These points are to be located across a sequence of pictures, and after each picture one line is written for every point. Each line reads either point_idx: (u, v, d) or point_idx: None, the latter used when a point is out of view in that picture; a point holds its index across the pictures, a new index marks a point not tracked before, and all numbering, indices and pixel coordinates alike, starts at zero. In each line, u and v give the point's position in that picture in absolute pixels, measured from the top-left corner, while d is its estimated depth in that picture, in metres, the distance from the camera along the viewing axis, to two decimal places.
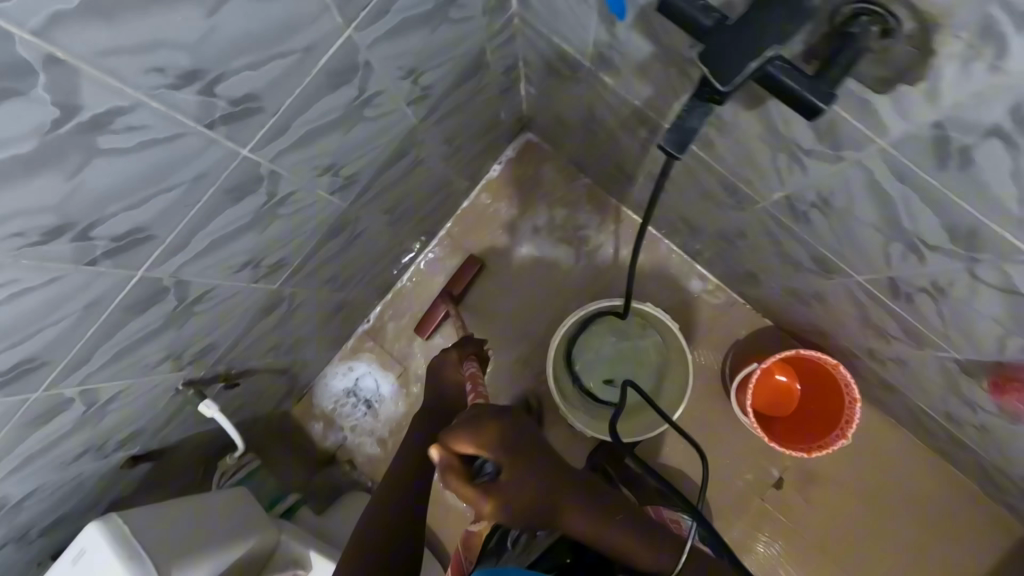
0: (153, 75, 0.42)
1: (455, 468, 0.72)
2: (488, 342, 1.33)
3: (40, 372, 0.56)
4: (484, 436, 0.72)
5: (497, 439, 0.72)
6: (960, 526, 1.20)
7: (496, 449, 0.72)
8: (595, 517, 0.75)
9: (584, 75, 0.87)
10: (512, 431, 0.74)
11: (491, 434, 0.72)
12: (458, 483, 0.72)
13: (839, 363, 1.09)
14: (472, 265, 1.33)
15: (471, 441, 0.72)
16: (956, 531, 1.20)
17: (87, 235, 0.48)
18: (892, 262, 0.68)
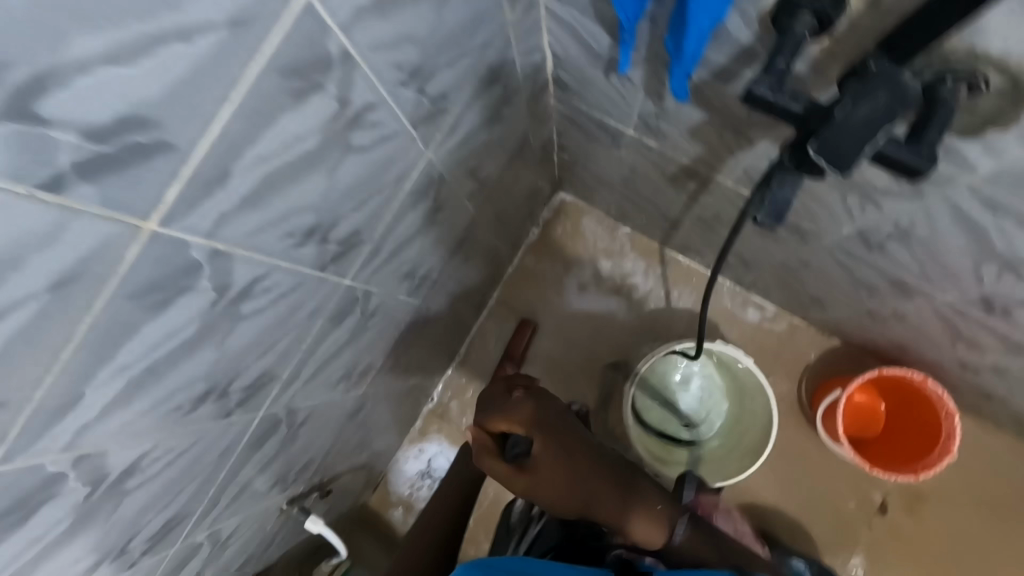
0: (286, 239, 0.45)
1: (489, 447, 0.75)
2: None
3: (181, 525, 0.57)
4: (513, 413, 0.74)
5: (527, 415, 0.74)
6: None
7: (525, 424, 0.73)
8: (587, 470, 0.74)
9: (625, 142, 0.90)
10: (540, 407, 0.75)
11: (520, 411, 0.74)
12: (491, 463, 0.75)
13: (926, 376, 1.06)
14: (526, 329, 1.33)
15: (502, 420, 0.74)
16: None
17: (226, 392, 0.50)
18: (984, 281, 0.68)
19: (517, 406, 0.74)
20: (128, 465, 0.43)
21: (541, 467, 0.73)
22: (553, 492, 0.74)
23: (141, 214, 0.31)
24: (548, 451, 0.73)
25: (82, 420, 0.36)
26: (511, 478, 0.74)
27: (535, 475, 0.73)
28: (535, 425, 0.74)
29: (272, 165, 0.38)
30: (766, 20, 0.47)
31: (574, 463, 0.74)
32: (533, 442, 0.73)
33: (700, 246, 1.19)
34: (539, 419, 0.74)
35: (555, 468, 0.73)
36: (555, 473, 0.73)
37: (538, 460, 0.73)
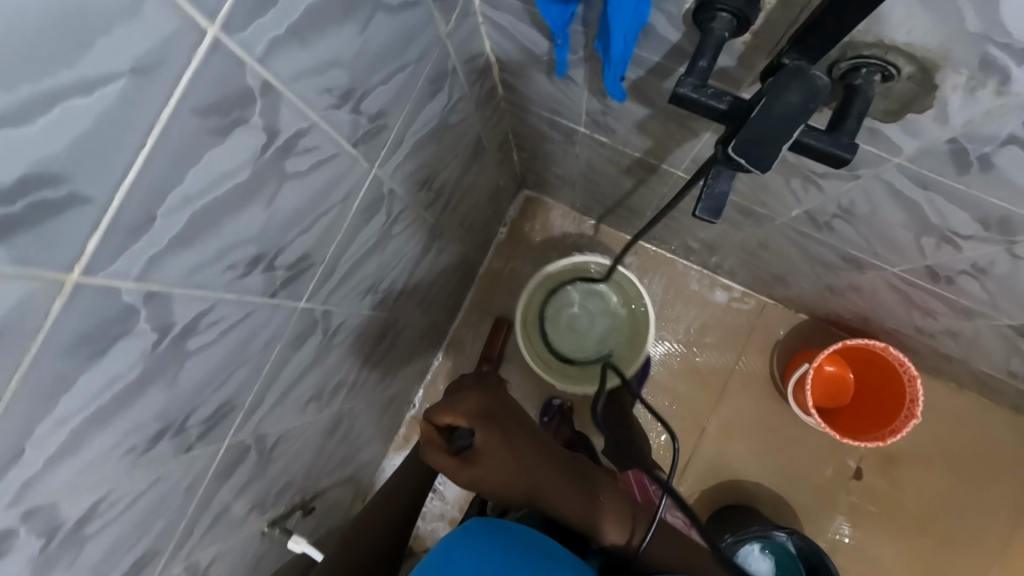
0: (228, 272, 0.45)
1: (436, 441, 0.75)
2: (536, 400, 1.33)
3: (154, 561, 0.57)
4: (459, 407, 0.74)
5: (474, 409, 0.74)
6: None
7: (471, 417, 0.73)
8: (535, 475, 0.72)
9: (578, 139, 0.90)
10: (488, 402, 0.75)
11: (468, 405, 0.74)
12: (437, 454, 0.74)
13: (888, 344, 1.09)
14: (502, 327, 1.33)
15: (449, 414, 0.74)
16: None
17: (184, 427, 0.50)
18: (926, 253, 0.70)
19: (464, 402, 0.75)
20: (85, 511, 0.43)
21: (487, 459, 0.71)
22: (504, 484, 0.72)
23: (61, 267, 0.31)
24: (493, 445, 0.72)
25: (28, 473, 0.36)
26: (456, 470, 0.73)
27: (480, 465, 0.71)
28: (478, 417, 0.73)
29: (201, 202, 0.38)
30: (689, 20, 0.48)
31: (522, 456, 0.72)
32: (479, 437, 0.72)
33: (665, 234, 1.21)
34: (484, 412, 0.74)
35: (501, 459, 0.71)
36: (502, 466, 0.71)
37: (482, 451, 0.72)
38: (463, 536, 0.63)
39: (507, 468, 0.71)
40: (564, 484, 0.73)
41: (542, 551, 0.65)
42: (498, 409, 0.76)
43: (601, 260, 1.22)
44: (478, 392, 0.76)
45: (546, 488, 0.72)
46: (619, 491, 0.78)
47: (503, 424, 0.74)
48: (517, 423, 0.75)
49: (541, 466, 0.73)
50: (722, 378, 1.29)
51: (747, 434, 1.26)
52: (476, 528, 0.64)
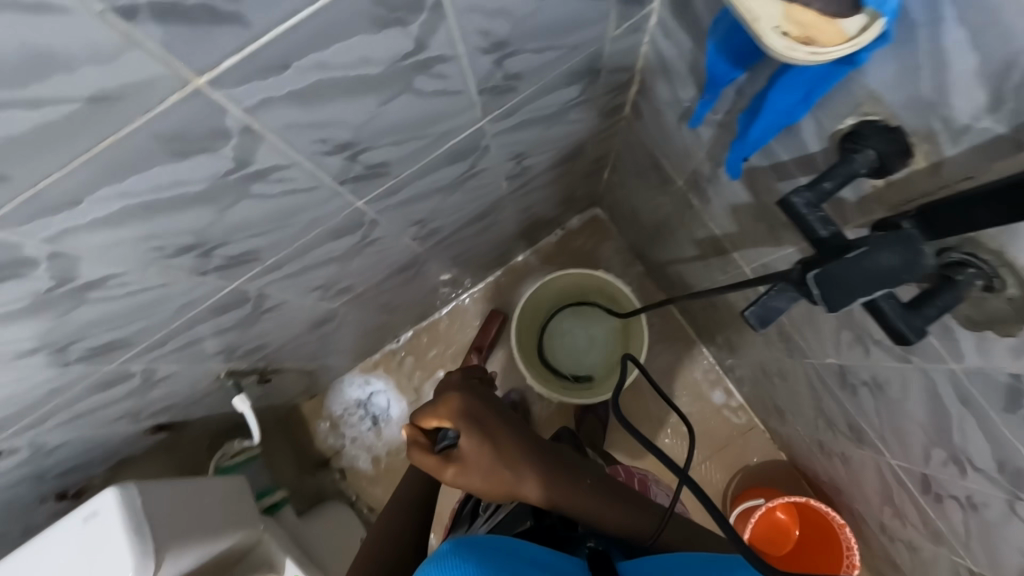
0: (316, 144, 0.47)
1: (422, 444, 0.69)
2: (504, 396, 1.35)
3: (120, 351, 0.60)
4: (445, 407, 0.68)
5: (461, 408, 0.67)
6: None
7: (459, 416, 0.67)
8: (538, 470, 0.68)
9: (672, 190, 0.90)
10: (474, 399, 0.69)
11: (454, 403, 0.68)
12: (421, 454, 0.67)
13: (846, 523, 1.07)
14: (495, 319, 1.35)
15: (434, 415, 0.68)
16: None
17: (209, 253, 0.52)
18: (931, 463, 0.69)
19: (450, 399, 0.68)
20: (96, 278, 0.45)
21: (475, 461, 0.65)
22: (494, 488, 0.67)
23: (194, 68, 0.32)
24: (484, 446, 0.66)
25: (72, 222, 0.38)
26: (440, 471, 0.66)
27: (469, 469, 0.65)
28: (467, 418, 0.67)
29: (332, 75, 0.40)
30: (835, 141, 0.48)
31: (515, 454, 0.67)
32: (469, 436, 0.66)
33: (699, 315, 1.20)
34: (473, 412, 0.68)
35: (491, 459, 0.66)
36: (490, 467, 0.66)
37: (471, 456, 0.65)
38: (446, 562, 0.50)
39: (497, 465, 0.66)
40: (564, 484, 0.69)
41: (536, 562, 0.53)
42: (487, 408, 0.69)
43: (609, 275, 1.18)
44: (464, 390, 0.69)
45: (544, 491, 0.67)
46: (619, 483, 0.75)
47: (493, 426, 0.68)
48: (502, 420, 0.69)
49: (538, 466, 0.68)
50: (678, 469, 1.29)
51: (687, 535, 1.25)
52: (454, 550, 0.51)
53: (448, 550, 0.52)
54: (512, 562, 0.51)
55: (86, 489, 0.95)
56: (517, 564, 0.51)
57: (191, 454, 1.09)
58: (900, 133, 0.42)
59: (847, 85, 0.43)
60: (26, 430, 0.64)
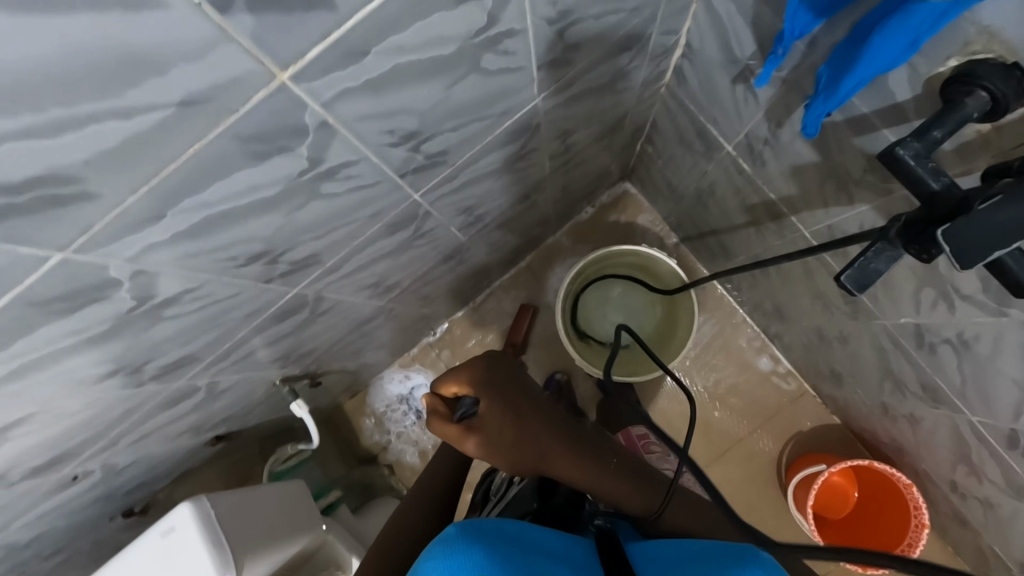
0: (385, 135, 0.44)
1: (441, 412, 0.72)
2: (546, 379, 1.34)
3: (188, 366, 0.59)
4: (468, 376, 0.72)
5: (482, 378, 0.72)
6: None
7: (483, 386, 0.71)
8: (554, 445, 0.71)
9: (719, 156, 0.87)
10: (493, 372, 0.73)
11: (476, 372, 0.73)
12: (443, 426, 0.70)
13: (912, 483, 1.05)
14: (526, 313, 1.33)
15: (455, 383, 0.73)
16: None
17: (277, 259, 0.50)
18: (1021, 417, 0.66)
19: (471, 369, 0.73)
20: (172, 294, 0.44)
21: (494, 431, 0.68)
22: (509, 460, 0.69)
23: (279, 62, 0.30)
24: (504, 414, 0.69)
25: (154, 238, 0.36)
26: (462, 440, 0.69)
27: (489, 437, 0.68)
28: (486, 388, 0.71)
29: (409, 58, 0.37)
30: (933, 85, 0.45)
31: (535, 430, 0.70)
32: (491, 406, 0.70)
33: (743, 284, 1.18)
34: (491, 379, 0.72)
35: (507, 427, 0.69)
36: (508, 437, 0.69)
37: (491, 423, 0.69)
38: (453, 547, 0.48)
39: (518, 437, 0.69)
40: (577, 459, 0.71)
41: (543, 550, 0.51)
42: (505, 377, 0.74)
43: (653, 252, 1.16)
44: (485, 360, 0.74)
45: (559, 465, 0.70)
46: (629, 462, 0.77)
47: (510, 394, 0.72)
48: (522, 399, 0.72)
49: (554, 438, 0.71)
50: (729, 441, 1.27)
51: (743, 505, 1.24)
52: (463, 534, 0.49)
53: (455, 534, 0.49)
54: (520, 549, 0.49)
55: (151, 504, 0.95)
56: (525, 552, 0.49)
57: (246, 460, 1.09)
58: (1019, 70, 0.38)
59: (956, 24, 0.40)
60: (100, 453, 0.64)
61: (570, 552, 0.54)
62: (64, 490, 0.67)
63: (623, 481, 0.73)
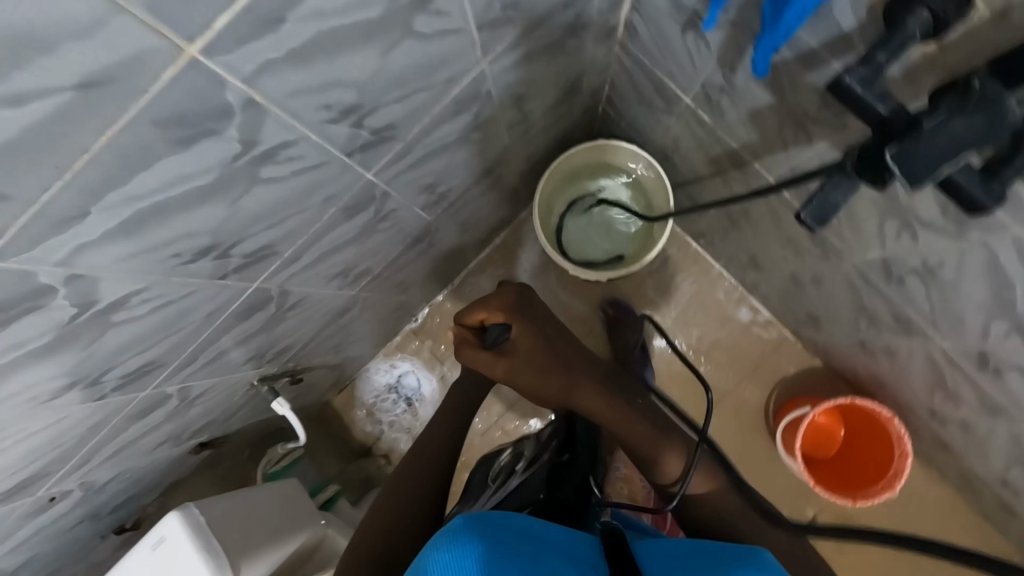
0: (322, 111, 0.42)
1: (470, 339, 0.86)
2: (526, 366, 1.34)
3: (155, 373, 0.57)
4: (496, 307, 0.86)
5: (511, 307, 0.86)
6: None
7: (512, 318, 0.84)
8: (576, 381, 0.86)
9: (678, 110, 0.86)
10: (520, 305, 0.87)
11: (505, 302, 0.86)
12: (474, 351, 0.84)
13: (893, 414, 1.08)
14: None
15: (484, 312, 0.86)
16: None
17: (227, 253, 0.49)
18: (987, 336, 0.68)
19: (499, 302, 0.86)
20: (118, 298, 0.42)
21: (525, 356, 0.83)
22: (537, 383, 0.84)
23: (185, 35, 0.28)
24: (531, 341, 0.84)
25: (83, 239, 0.35)
26: (493, 363, 0.83)
27: (518, 362, 0.83)
28: (515, 318, 0.85)
29: (331, 23, 0.35)
30: (875, 9, 0.44)
31: (561, 361, 0.85)
32: (519, 336, 0.84)
33: (717, 237, 1.18)
34: (520, 311, 0.86)
35: (539, 356, 0.84)
36: (537, 364, 0.83)
37: (520, 350, 0.83)
38: (456, 538, 0.50)
39: (545, 366, 0.84)
40: (599, 394, 0.87)
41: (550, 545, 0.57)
42: (532, 309, 0.88)
43: (632, 153, 1.10)
44: (513, 292, 0.88)
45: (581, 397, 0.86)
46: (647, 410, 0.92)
47: (539, 325, 0.87)
48: (552, 332, 0.87)
49: (579, 372, 0.86)
50: (717, 395, 1.30)
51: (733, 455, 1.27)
52: (465, 527, 0.51)
53: (461, 525, 0.52)
54: (525, 541, 0.53)
55: (143, 518, 0.94)
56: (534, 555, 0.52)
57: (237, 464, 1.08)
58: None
59: None
60: (75, 471, 0.62)
61: (575, 548, 0.59)
62: (43, 513, 0.65)
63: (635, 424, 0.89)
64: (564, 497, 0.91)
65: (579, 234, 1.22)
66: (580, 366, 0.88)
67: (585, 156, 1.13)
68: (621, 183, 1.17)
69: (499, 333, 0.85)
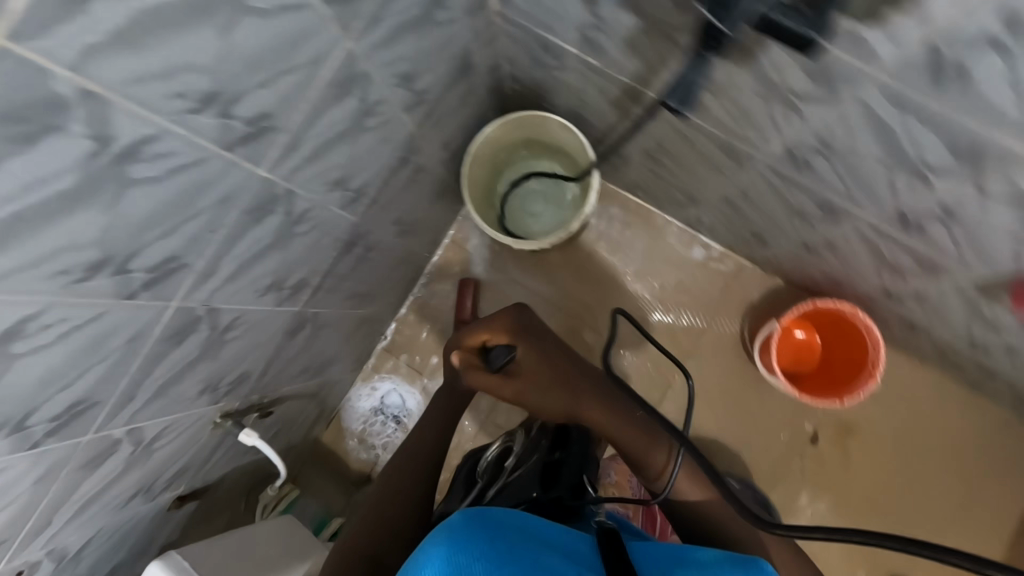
0: (176, 100, 0.43)
1: (474, 362, 0.93)
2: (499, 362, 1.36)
3: (91, 413, 0.57)
4: (495, 328, 0.92)
5: (511, 325, 0.92)
6: (993, 445, 1.22)
7: (512, 335, 0.91)
8: (577, 391, 0.89)
9: (569, 62, 0.89)
10: (520, 322, 0.92)
11: (504, 321, 0.92)
12: (478, 373, 0.91)
13: (856, 308, 1.11)
14: (467, 289, 1.34)
15: (484, 333, 0.93)
16: (992, 450, 1.22)
17: (125, 267, 0.49)
18: (897, 192, 0.70)
19: (499, 322, 0.93)
20: (11, 325, 0.42)
21: (527, 371, 0.89)
22: (539, 397, 0.90)
23: None
24: (531, 355, 0.90)
25: None
26: (496, 384, 0.90)
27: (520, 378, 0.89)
28: (515, 335, 0.91)
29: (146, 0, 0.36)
30: None
31: (563, 373, 0.90)
32: (520, 353, 0.90)
33: (650, 183, 1.21)
34: (520, 328, 0.92)
35: (539, 373, 0.90)
36: (540, 378, 0.89)
37: (522, 366, 0.90)
38: (456, 535, 0.55)
39: (548, 379, 0.89)
40: (597, 400, 0.89)
41: (548, 547, 0.62)
42: (534, 326, 0.93)
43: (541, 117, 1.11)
44: (515, 310, 0.93)
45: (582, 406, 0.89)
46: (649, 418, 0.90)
47: (540, 339, 0.92)
48: (553, 345, 0.92)
49: (580, 382, 0.90)
50: (692, 337, 1.32)
51: (722, 389, 1.31)
52: (464, 527, 0.56)
53: (460, 523, 0.57)
54: (522, 543, 0.59)
55: None
56: (534, 558, 0.57)
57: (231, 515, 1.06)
58: None
59: None
60: (35, 537, 0.60)
61: (571, 548, 0.64)
62: None
63: (634, 431, 0.88)
64: (559, 495, 0.93)
65: (517, 204, 1.27)
66: (580, 379, 0.91)
67: (500, 134, 1.14)
68: (549, 151, 1.21)
69: (500, 353, 0.91)
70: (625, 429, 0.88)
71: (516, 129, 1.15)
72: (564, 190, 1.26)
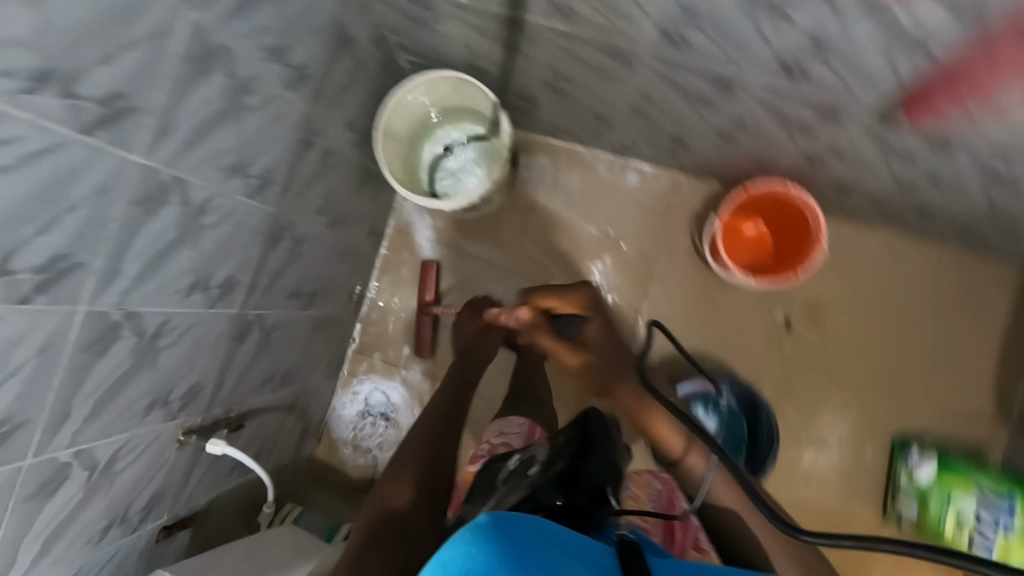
0: (3, 80, 0.43)
1: (543, 322, 0.97)
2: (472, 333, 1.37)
3: (21, 435, 0.56)
4: (574, 300, 0.96)
5: (591, 300, 0.96)
6: (948, 280, 1.26)
7: (587, 308, 0.95)
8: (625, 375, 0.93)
9: (442, 9, 0.89)
10: (598, 299, 0.97)
11: (584, 296, 0.96)
12: (545, 331, 0.96)
13: (785, 183, 1.13)
14: (430, 270, 1.36)
15: (558, 298, 0.97)
16: (948, 286, 1.26)
17: (6, 268, 0.48)
18: (769, 41, 0.71)
19: (580, 296, 0.96)
20: None
21: (594, 343, 0.95)
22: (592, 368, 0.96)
23: None
24: (601, 331, 0.95)
25: None
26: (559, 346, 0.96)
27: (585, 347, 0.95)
28: (592, 308, 0.95)
29: None
30: None
31: (619, 355, 0.95)
32: (592, 326, 0.95)
33: (565, 120, 1.23)
34: (596, 305, 0.96)
35: (603, 346, 0.95)
36: (603, 351, 0.95)
37: (591, 337, 0.95)
38: (483, 542, 0.45)
39: (608, 358, 0.95)
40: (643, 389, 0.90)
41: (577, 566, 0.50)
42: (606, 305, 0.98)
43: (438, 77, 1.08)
44: (591, 289, 0.98)
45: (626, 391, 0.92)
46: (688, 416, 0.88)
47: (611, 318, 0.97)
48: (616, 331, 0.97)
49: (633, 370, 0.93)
50: (648, 260, 1.35)
51: (687, 301, 1.33)
52: (492, 531, 0.46)
53: (486, 525, 0.46)
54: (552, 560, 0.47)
55: None
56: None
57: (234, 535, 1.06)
58: None
59: None
60: None
61: (596, 564, 0.53)
62: None
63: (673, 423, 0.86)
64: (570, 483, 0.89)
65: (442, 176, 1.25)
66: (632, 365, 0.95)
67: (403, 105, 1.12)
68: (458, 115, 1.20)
69: (574, 321, 0.96)
70: (664, 420, 0.86)
71: (419, 100, 1.13)
72: (483, 154, 1.25)
